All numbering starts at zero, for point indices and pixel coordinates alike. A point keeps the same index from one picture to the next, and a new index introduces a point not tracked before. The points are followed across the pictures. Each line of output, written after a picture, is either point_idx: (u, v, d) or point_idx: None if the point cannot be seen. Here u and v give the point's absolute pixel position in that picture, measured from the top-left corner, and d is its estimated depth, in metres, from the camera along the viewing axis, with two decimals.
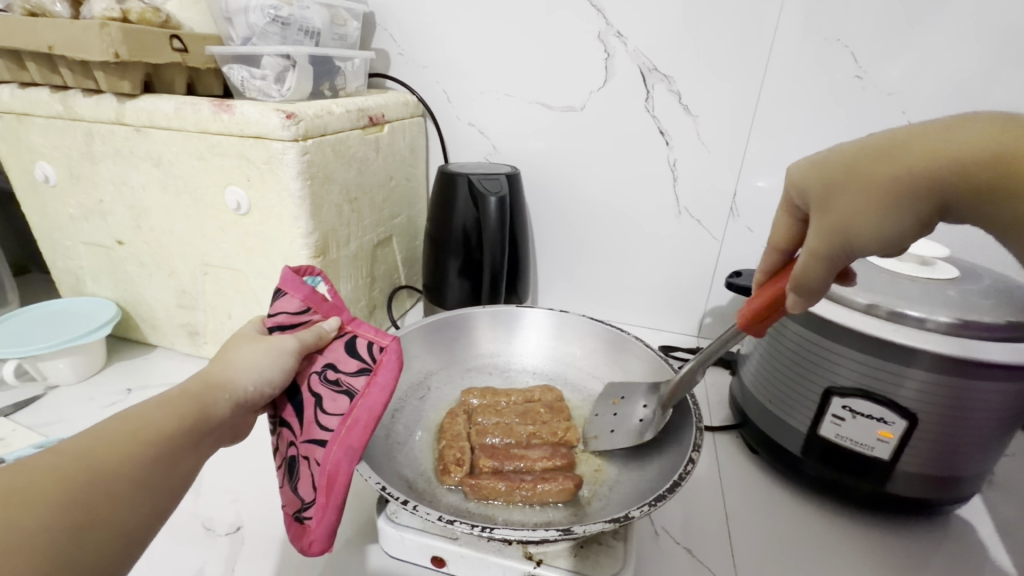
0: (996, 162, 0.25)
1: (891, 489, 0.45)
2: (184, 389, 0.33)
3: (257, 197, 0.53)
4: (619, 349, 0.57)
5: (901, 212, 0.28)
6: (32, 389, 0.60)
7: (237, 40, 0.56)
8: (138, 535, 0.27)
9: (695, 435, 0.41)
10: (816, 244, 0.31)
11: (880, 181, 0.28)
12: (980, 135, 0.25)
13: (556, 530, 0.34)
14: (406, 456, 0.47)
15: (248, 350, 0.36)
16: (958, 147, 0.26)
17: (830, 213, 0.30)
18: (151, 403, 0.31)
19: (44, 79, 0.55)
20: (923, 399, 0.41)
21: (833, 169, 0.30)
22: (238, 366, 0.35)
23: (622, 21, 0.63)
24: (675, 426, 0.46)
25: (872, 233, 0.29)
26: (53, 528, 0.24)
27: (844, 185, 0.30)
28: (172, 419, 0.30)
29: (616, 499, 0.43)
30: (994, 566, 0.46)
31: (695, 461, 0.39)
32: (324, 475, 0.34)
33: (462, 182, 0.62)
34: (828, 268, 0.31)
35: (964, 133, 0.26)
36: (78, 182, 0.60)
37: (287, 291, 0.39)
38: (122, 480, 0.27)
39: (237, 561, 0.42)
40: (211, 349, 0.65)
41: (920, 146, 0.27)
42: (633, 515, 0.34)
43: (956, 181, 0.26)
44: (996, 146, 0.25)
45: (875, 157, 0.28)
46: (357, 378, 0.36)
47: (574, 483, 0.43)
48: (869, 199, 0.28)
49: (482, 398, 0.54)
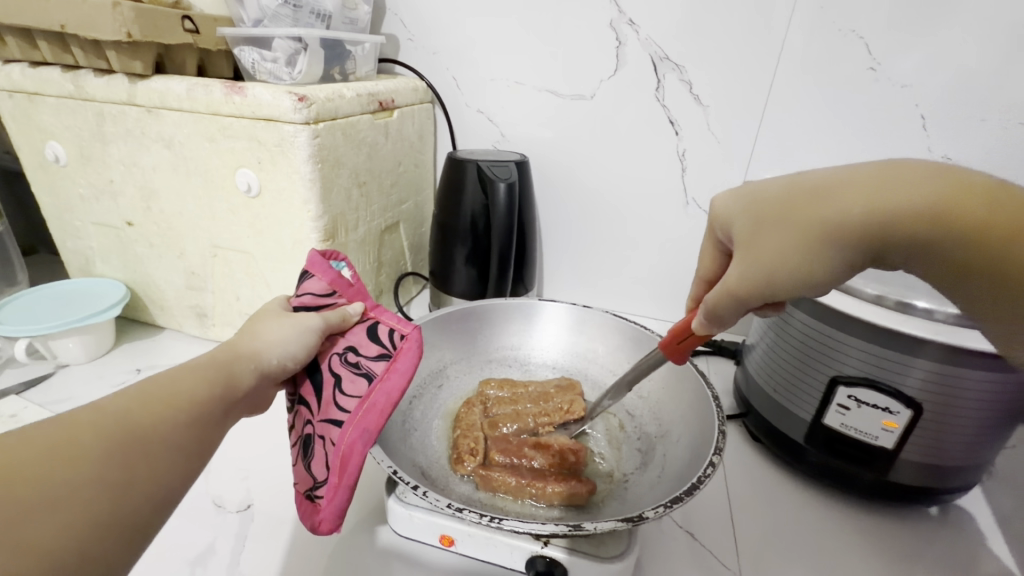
0: (938, 217, 0.26)
1: (892, 477, 0.46)
2: (216, 356, 0.34)
3: (268, 179, 0.54)
4: (643, 346, 0.57)
5: (837, 257, 0.28)
6: (42, 367, 0.61)
7: (248, 22, 0.57)
8: (170, 493, 0.27)
9: (718, 438, 0.40)
10: (736, 278, 0.32)
11: (806, 223, 0.29)
12: (928, 188, 0.26)
13: (566, 526, 0.34)
14: (421, 443, 0.47)
15: (275, 325, 0.36)
16: (898, 198, 0.27)
17: (761, 255, 0.31)
18: (185, 368, 0.32)
19: (56, 58, 0.55)
20: (929, 387, 0.41)
21: (761, 210, 0.32)
22: (265, 339, 0.36)
23: (634, 9, 0.63)
24: (690, 430, 0.46)
25: (801, 277, 0.30)
26: (96, 484, 0.24)
27: (771, 225, 0.31)
28: (204, 386, 0.31)
29: (633, 498, 0.43)
30: (993, 555, 0.47)
31: (716, 464, 0.38)
32: (338, 455, 0.35)
33: (470, 167, 0.62)
34: (739, 303, 0.32)
35: (897, 180, 0.27)
36: (89, 162, 0.60)
37: (314, 274, 0.40)
38: (158, 441, 0.27)
39: (247, 538, 0.43)
40: (219, 331, 0.66)
41: (854, 191, 0.28)
42: (648, 515, 0.34)
43: (889, 232, 0.27)
44: (938, 196, 0.26)
45: (808, 197, 0.30)
46: (377, 363, 0.36)
47: (585, 488, 0.42)
48: (797, 238, 0.29)
49: (501, 389, 0.55)
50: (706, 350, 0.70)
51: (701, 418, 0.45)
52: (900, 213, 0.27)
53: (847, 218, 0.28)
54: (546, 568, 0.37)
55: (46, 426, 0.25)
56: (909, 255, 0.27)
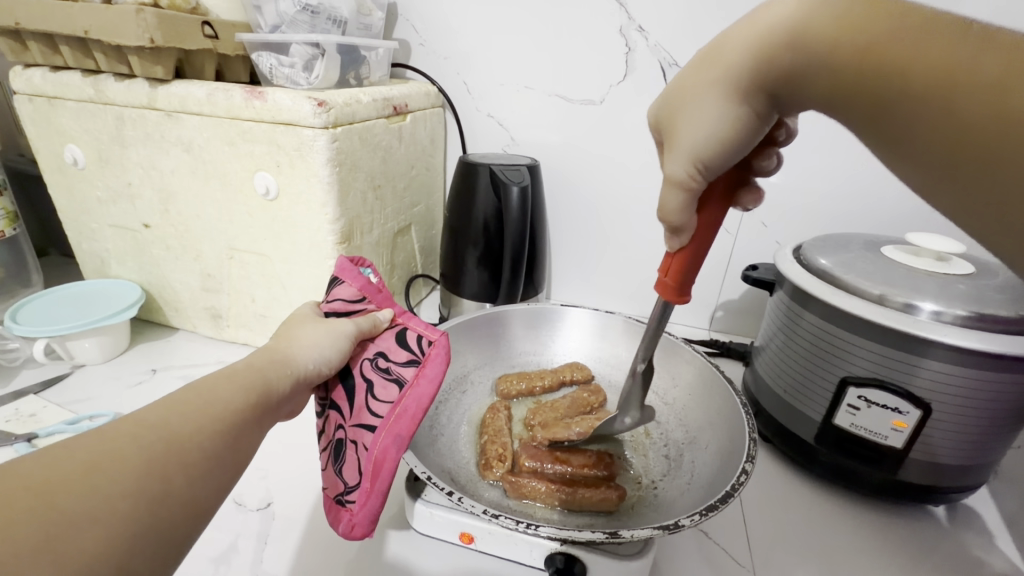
0: (805, 42, 0.24)
1: (901, 476, 0.47)
2: (253, 363, 0.35)
3: (286, 182, 0.55)
4: (668, 354, 0.58)
5: (736, 109, 0.28)
6: (59, 368, 0.62)
7: (266, 27, 0.58)
8: (204, 503, 0.27)
9: (749, 446, 0.41)
10: (673, 173, 0.31)
11: (713, 83, 0.28)
12: (794, 14, 0.24)
13: (603, 533, 0.34)
14: (449, 448, 0.48)
15: (309, 331, 0.38)
16: (768, 33, 0.25)
17: (678, 140, 0.30)
18: (223, 376, 0.33)
19: (77, 63, 0.56)
20: (937, 388, 0.42)
21: (674, 93, 0.31)
22: (299, 345, 0.36)
23: (644, 16, 0.64)
24: (723, 439, 0.46)
25: (721, 145, 0.29)
26: (134, 494, 0.25)
27: (685, 105, 0.30)
28: (241, 395, 0.32)
29: (662, 505, 0.43)
30: (1000, 553, 0.47)
31: (749, 473, 0.38)
32: (372, 461, 0.36)
33: (483, 171, 0.63)
34: (691, 194, 0.32)
35: (771, 15, 0.25)
36: (107, 165, 0.61)
37: (344, 280, 0.41)
38: (195, 450, 0.28)
39: (268, 538, 0.43)
40: (233, 333, 0.67)
41: (737, 38, 0.26)
42: (683, 524, 0.34)
43: (772, 70, 0.26)
44: (810, 24, 0.24)
45: (710, 59, 0.28)
46: (407, 369, 0.38)
47: (617, 494, 0.43)
48: (710, 103, 0.28)
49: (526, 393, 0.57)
50: (714, 353, 0.71)
51: (730, 426, 0.46)
52: (780, 49, 0.25)
53: (738, 67, 0.26)
54: (566, 565, 0.38)
55: (91, 434, 0.26)
56: (800, 85, 0.25)
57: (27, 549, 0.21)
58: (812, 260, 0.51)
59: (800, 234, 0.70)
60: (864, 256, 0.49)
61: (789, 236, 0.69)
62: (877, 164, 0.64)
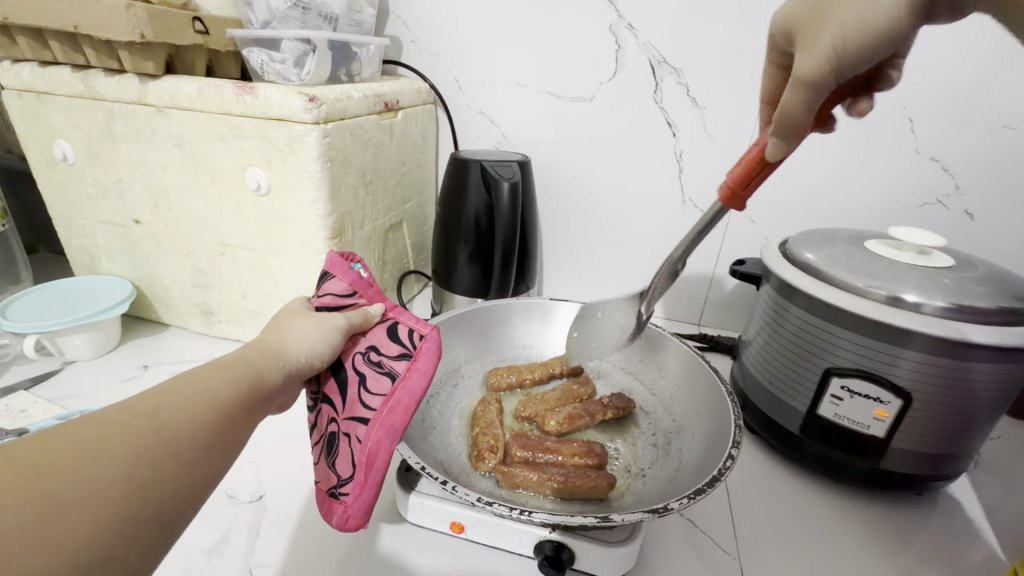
0: None
1: (884, 465, 0.48)
2: (245, 354, 0.35)
3: (278, 179, 0.55)
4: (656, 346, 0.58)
5: None
6: (49, 364, 0.62)
7: (257, 23, 0.58)
8: (195, 492, 0.28)
9: (734, 432, 0.42)
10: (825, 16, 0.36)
11: None
12: None
13: (595, 517, 0.35)
14: (441, 441, 0.49)
15: (302, 325, 0.38)
16: None
17: None
18: (213, 367, 0.33)
19: (67, 58, 0.56)
20: (918, 378, 0.43)
21: None
22: (291, 339, 0.37)
23: (634, 13, 0.65)
24: (710, 426, 0.47)
25: None
26: (124, 480, 0.25)
27: None
28: (232, 385, 0.32)
29: (651, 492, 0.44)
30: (980, 541, 0.48)
31: (735, 457, 0.39)
32: (365, 452, 0.36)
33: (475, 167, 0.64)
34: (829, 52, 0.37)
35: None
36: (97, 161, 0.60)
37: (335, 275, 0.41)
38: (186, 439, 0.28)
39: (259, 531, 0.43)
40: (224, 329, 0.67)
41: None
42: (672, 507, 0.35)
43: None
44: None
45: None
46: (399, 363, 0.38)
47: (607, 481, 0.43)
48: None
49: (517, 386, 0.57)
50: (703, 347, 0.72)
51: (717, 414, 0.47)
52: None
53: None
54: (554, 552, 0.38)
55: (82, 420, 0.26)
56: None
57: (16, 532, 0.21)
58: (797, 254, 0.52)
59: (788, 229, 0.70)
60: (848, 250, 0.50)
61: (777, 231, 0.70)
62: (864, 160, 0.65)
